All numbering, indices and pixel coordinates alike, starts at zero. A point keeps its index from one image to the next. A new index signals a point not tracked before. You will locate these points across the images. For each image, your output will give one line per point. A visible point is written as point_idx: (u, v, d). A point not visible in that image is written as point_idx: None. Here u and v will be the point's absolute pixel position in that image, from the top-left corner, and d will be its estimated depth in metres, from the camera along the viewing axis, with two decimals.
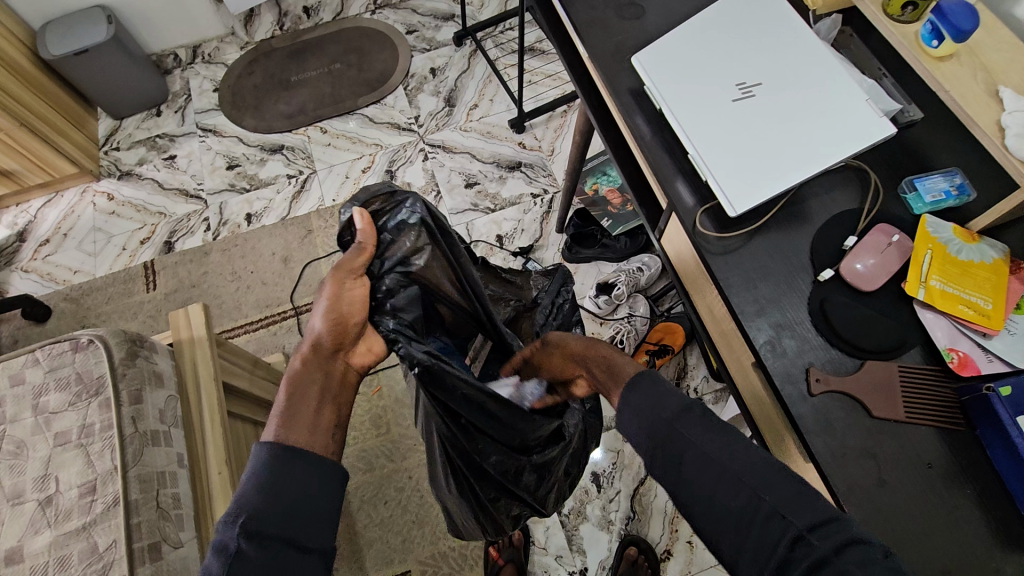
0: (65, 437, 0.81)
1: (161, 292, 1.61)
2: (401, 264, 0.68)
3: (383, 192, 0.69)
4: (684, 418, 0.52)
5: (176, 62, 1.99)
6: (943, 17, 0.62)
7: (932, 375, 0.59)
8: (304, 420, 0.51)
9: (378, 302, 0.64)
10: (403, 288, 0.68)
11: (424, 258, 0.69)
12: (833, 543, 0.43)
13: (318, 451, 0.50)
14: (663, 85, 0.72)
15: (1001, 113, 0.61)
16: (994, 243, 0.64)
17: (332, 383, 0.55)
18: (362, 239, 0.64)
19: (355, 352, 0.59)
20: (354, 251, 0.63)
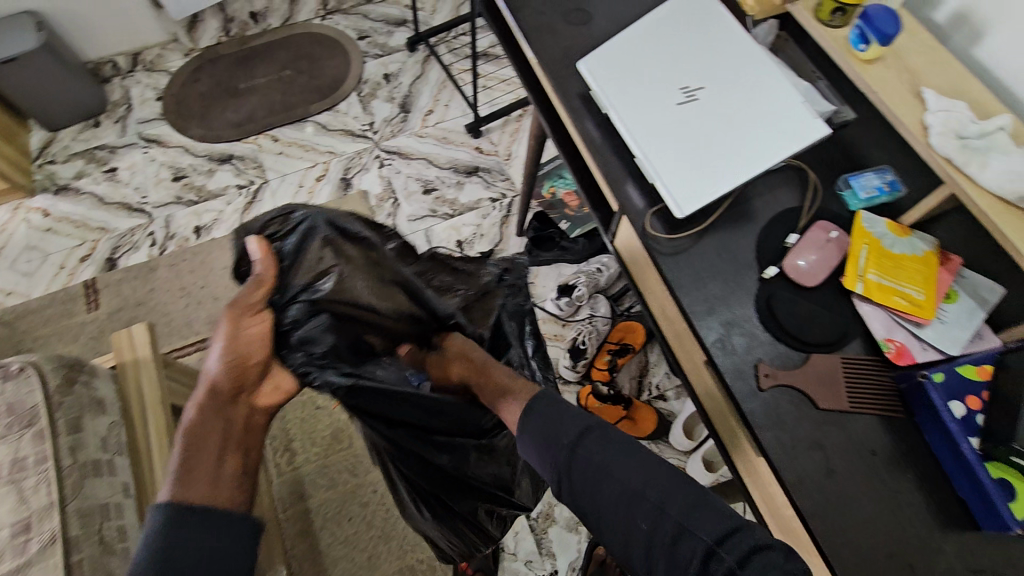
0: None
1: (104, 311, 1.53)
2: (304, 291, 0.63)
3: (276, 216, 0.63)
4: (583, 442, 0.56)
5: (115, 71, 1.90)
6: (870, 22, 0.65)
7: (873, 365, 0.61)
8: (204, 475, 0.49)
9: (285, 330, 0.61)
10: (312, 317, 0.62)
11: (333, 281, 0.65)
12: (738, 555, 0.46)
13: (220, 506, 0.48)
14: (610, 90, 0.73)
15: (925, 113, 0.64)
16: (924, 236, 0.67)
17: (234, 429, 0.53)
18: (259, 268, 0.59)
19: (258, 392, 0.57)
20: (250, 285, 0.58)
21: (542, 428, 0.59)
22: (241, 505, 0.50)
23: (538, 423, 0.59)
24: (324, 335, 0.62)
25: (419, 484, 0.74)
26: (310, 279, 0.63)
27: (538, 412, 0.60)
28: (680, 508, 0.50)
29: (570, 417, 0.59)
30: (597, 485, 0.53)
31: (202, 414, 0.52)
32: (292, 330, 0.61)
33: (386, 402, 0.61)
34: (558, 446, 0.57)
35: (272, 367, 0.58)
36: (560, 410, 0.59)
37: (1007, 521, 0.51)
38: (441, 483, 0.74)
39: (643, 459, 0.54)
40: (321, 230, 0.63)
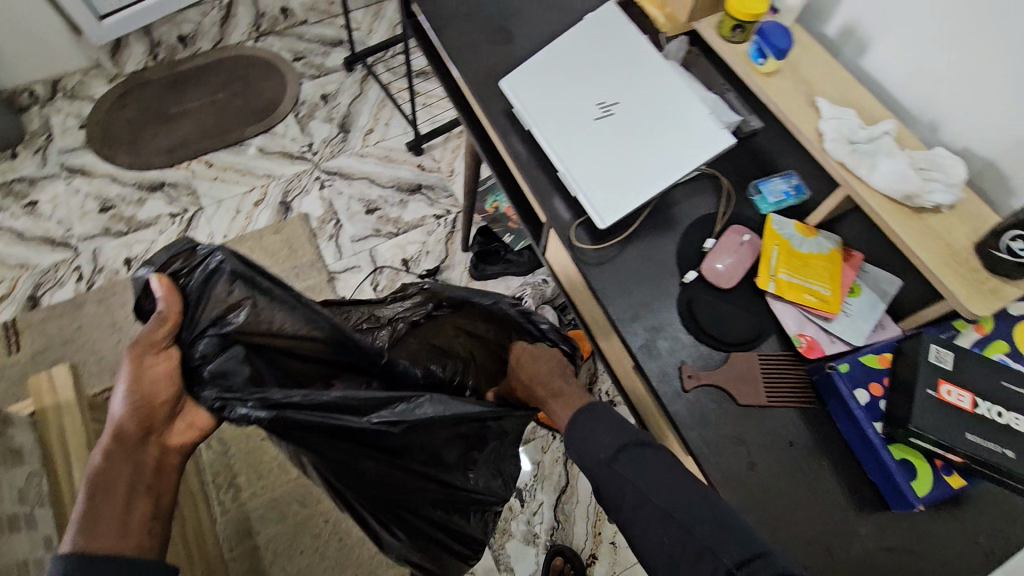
0: None
1: (27, 353, 1.45)
2: (214, 325, 0.56)
3: (182, 251, 0.58)
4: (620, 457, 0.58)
5: (32, 99, 1.81)
6: (765, 38, 0.69)
7: (787, 360, 0.65)
8: (109, 523, 0.46)
9: (194, 366, 0.55)
10: (225, 350, 0.56)
11: (243, 313, 0.57)
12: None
13: (129, 555, 0.46)
14: (531, 106, 0.75)
15: (819, 120, 0.68)
16: (828, 235, 0.71)
17: (144, 472, 0.50)
18: (161, 306, 0.55)
19: (170, 432, 0.53)
20: (152, 323, 0.54)
21: (582, 437, 0.61)
22: (152, 551, 0.48)
23: (583, 429, 0.62)
24: (238, 367, 0.55)
25: (391, 516, 0.63)
26: (219, 313, 0.57)
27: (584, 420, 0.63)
28: (703, 526, 0.52)
29: (614, 425, 0.61)
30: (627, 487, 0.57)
31: (105, 456, 0.49)
32: (202, 367, 0.55)
33: (328, 431, 0.53)
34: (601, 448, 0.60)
35: (184, 404, 0.55)
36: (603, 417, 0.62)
37: (910, 499, 0.54)
38: (414, 502, 0.66)
39: (676, 467, 0.57)
40: (224, 261, 0.57)
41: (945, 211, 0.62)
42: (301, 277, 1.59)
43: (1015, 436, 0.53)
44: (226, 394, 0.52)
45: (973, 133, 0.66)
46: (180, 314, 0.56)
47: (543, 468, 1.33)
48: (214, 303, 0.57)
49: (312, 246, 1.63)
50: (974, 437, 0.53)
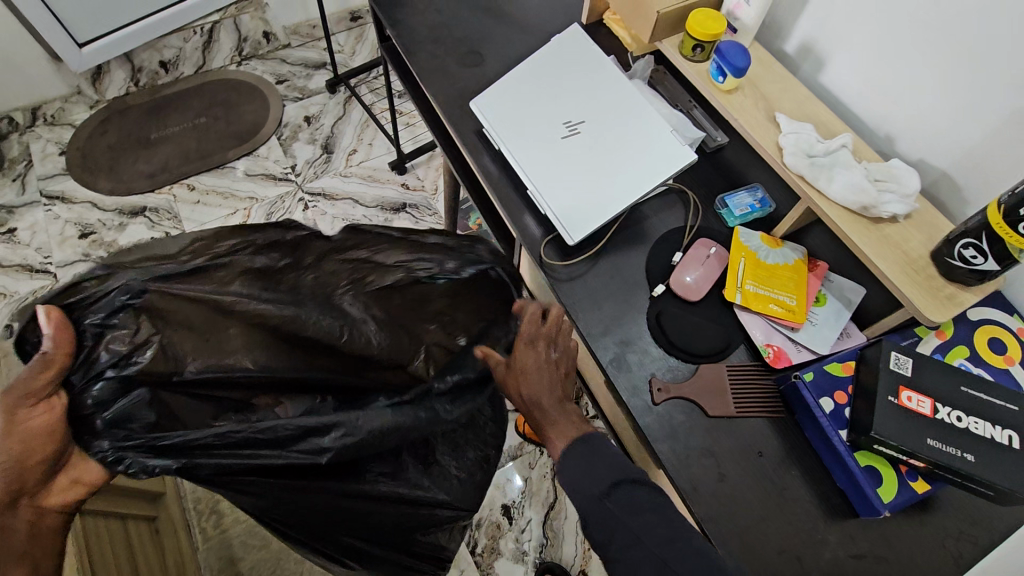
0: None
1: None
2: (111, 367, 0.51)
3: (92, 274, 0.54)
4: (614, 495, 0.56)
5: (12, 127, 1.82)
6: (723, 57, 0.71)
7: (755, 370, 0.65)
8: None
9: (85, 415, 0.49)
10: (124, 395, 0.50)
11: (150, 354, 0.52)
12: None
13: None
14: (499, 126, 0.77)
15: (779, 135, 0.70)
16: (794, 246, 0.73)
17: (16, 538, 0.43)
18: (47, 346, 0.48)
19: (49, 488, 0.46)
20: (32, 368, 0.47)
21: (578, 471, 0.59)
22: None
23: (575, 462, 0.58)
24: (144, 412, 0.50)
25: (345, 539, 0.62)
26: (124, 353, 0.52)
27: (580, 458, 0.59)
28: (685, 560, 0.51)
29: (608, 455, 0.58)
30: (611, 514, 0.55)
31: None
32: (95, 413, 0.49)
33: (253, 469, 0.51)
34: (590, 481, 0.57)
35: (69, 454, 0.48)
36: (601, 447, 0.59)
37: (875, 505, 0.55)
38: (376, 528, 0.63)
39: (645, 481, 0.57)
40: (122, 295, 0.53)
41: (901, 221, 0.64)
42: None
43: (975, 440, 0.54)
44: (122, 445, 0.47)
45: (928, 145, 0.68)
46: (67, 355, 0.49)
47: (531, 484, 1.33)
48: (118, 343, 0.52)
49: None
50: (935, 442, 0.54)
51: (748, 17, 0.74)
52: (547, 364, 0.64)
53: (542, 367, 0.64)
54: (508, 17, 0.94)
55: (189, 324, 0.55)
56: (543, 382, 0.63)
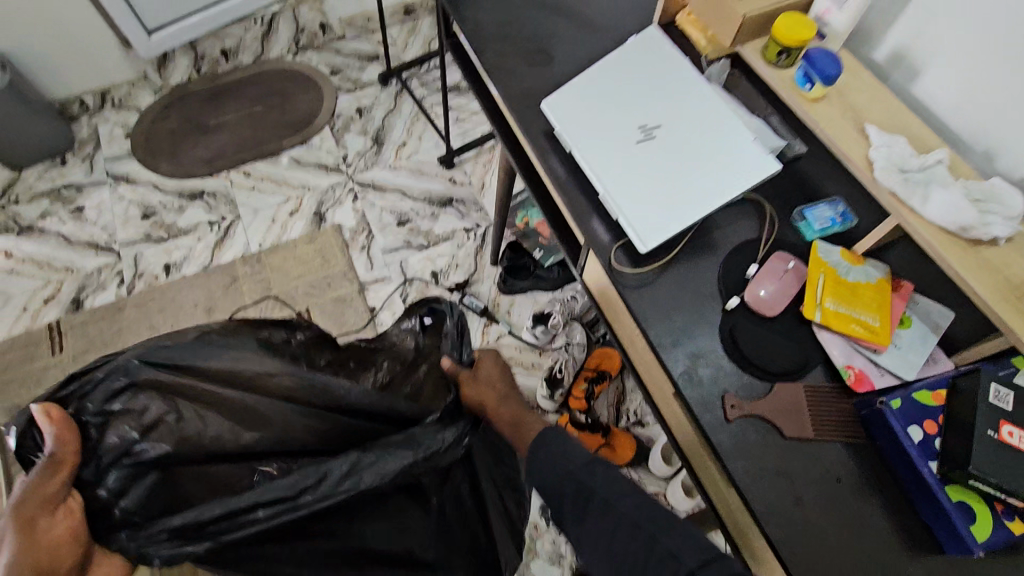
0: None
1: (69, 355, 1.50)
2: (126, 456, 0.59)
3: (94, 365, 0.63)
4: None
5: (82, 109, 1.90)
6: (812, 64, 0.68)
7: (834, 392, 0.64)
8: None
9: (104, 508, 0.56)
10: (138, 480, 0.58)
11: (164, 446, 0.60)
12: None
13: None
14: (571, 128, 0.75)
15: (869, 148, 0.67)
16: (876, 264, 0.70)
17: None
18: (52, 448, 0.54)
19: None
20: (45, 473, 0.53)
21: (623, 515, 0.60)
22: None
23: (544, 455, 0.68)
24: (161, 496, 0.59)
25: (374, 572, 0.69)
26: (132, 442, 0.59)
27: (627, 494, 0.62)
28: None
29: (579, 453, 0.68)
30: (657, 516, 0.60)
31: None
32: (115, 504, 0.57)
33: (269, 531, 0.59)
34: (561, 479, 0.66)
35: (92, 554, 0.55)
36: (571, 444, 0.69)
37: (968, 543, 0.53)
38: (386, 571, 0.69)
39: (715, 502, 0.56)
40: (116, 381, 0.60)
41: (1001, 244, 0.61)
42: (331, 286, 1.60)
43: None
44: (142, 544, 0.55)
45: None
46: (73, 456, 0.56)
47: None
48: (126, 430, 0.60)
49: (344, 257, 1.65)
50: None
51: (839, 22, 0.70)
52: (492, 377, 0.83)
53: (492, 378, 0.82)
54: (578, 15, 0.92)
55: (203, 405, 0.63)
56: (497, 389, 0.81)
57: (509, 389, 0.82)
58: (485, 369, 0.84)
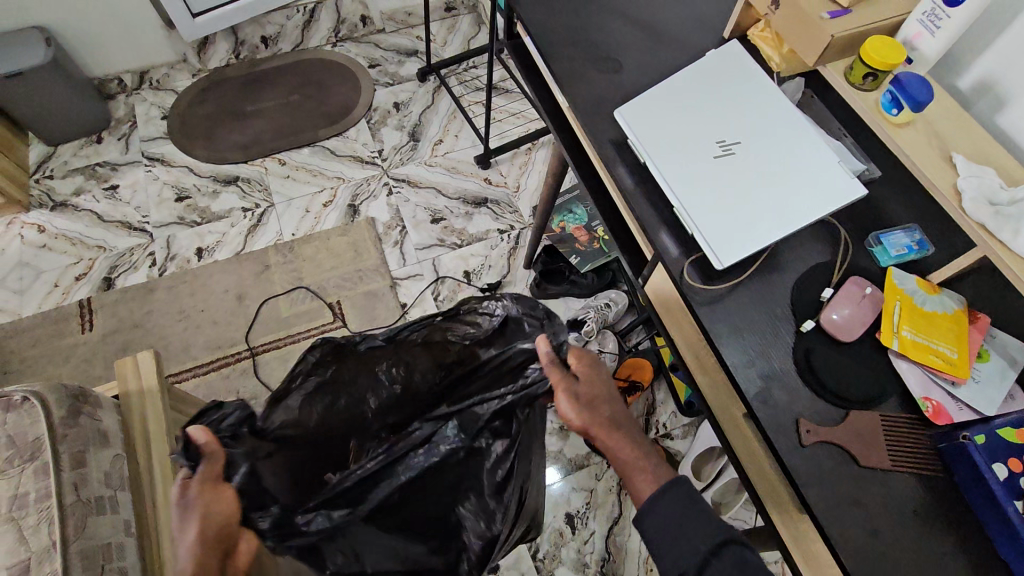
0: (23, 500, 0.79)
1: (98, 333, 1.50)
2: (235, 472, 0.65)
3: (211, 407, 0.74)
4: None
5: (120, 88, 1.89)
6: (902, 88, 0.67)
7: (910, 423, 0.63)
8: None
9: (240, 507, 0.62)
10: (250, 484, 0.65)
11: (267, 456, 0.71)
12: None
13: None
14: (646, 138, 0.74)
15: (956, 177, 0.66)
16: (952, 294, 0.69)
17: None
18: (202, 444, 0.63)
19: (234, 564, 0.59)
20: (205, 464, 0.63)
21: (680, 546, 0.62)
22: None
23: (669, 517, 0.63)
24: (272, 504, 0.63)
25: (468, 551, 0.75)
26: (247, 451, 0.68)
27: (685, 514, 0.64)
28: None
29: (706, 522, 0.62)
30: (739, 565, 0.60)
31: None
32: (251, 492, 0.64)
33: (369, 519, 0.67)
34: (688, 551, 0.62)
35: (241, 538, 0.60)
36: (697, 510, 0.64)
37: None
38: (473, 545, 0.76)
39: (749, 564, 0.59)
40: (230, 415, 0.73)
41: None
42: (363, 280, 1.60)
43: None
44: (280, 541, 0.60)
45: None
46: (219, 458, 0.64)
47: (596, 496, 1.32)
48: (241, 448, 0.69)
49: (378, 251, 1.64)
50: None
51: (930, 48, 0.69)
52: (593, 397, 0.71)
53: (596, 400, 0.71)
54: (648, 24, 0.92)
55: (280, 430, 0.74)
56: (604, 413, 0.70)
57: (615, 408, 0.72)
58: (584, 385, 0.71)
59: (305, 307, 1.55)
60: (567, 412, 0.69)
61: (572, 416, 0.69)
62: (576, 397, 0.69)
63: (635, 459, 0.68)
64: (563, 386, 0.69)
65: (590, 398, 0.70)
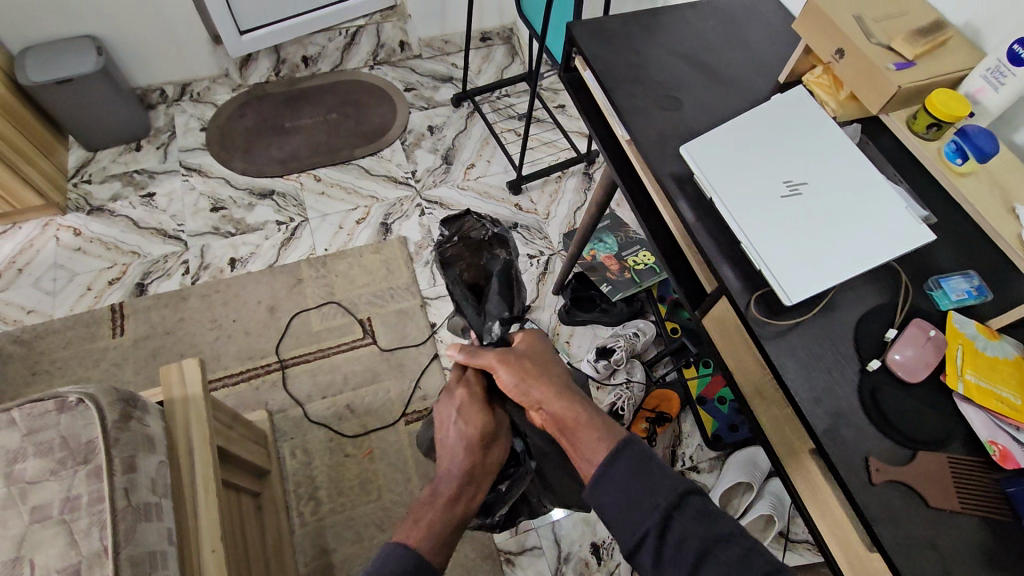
0: (76, 502, 0.79)
1: (129, 338, 1.50)
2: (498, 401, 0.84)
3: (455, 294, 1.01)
4: None
5: (162, 99, 1.94)
6: (968, 139, 0.71)
7: (978, 467, 0.63)
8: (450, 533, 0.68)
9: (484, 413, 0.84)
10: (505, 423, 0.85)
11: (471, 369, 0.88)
12: None
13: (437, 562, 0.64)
14: (714, 175, 0.78)
15: (1019, 228, 0.68)
16: (1011, 340, 0.70)
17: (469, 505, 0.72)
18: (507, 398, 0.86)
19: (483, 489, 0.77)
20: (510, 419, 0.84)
21: (639, 496, 0.62)
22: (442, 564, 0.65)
23: (624, 476, 0.64)
24: None
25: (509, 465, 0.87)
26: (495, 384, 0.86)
27: (641, 467, 0.64)
28: None
29: (664, 479, 0.63)
30: (715, 515, 0.61)
31: (479, 481, 0.74)
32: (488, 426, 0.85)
33: None
34: (648, 510, 0.61)
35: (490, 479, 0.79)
36: (652, 466, 0.64)
37: None
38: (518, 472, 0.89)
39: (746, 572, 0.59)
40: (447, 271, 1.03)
41: None
42: (394, 297, 1.61)
43: None
44: None
45: None
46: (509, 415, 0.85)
47: None
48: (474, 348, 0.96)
49: (409, 270, 1.66)
50: None
51: (992, 102, 0.72)
52: (539, 371, 0.77)
53: (538, 370, 0.77)
54: (707, 66, 0.95)
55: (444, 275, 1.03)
56: (547, 381, 0.75)
57: (560, 378, 0.77)
58: (526, 359, 0.79)
59: (336, 322, 1.56)
60: (504, 378, 0.77)
61: (508, 379, 0.76)
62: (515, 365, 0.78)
63: (588, 424, 0.70)
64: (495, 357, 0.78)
65: (529, 365, 0.77)
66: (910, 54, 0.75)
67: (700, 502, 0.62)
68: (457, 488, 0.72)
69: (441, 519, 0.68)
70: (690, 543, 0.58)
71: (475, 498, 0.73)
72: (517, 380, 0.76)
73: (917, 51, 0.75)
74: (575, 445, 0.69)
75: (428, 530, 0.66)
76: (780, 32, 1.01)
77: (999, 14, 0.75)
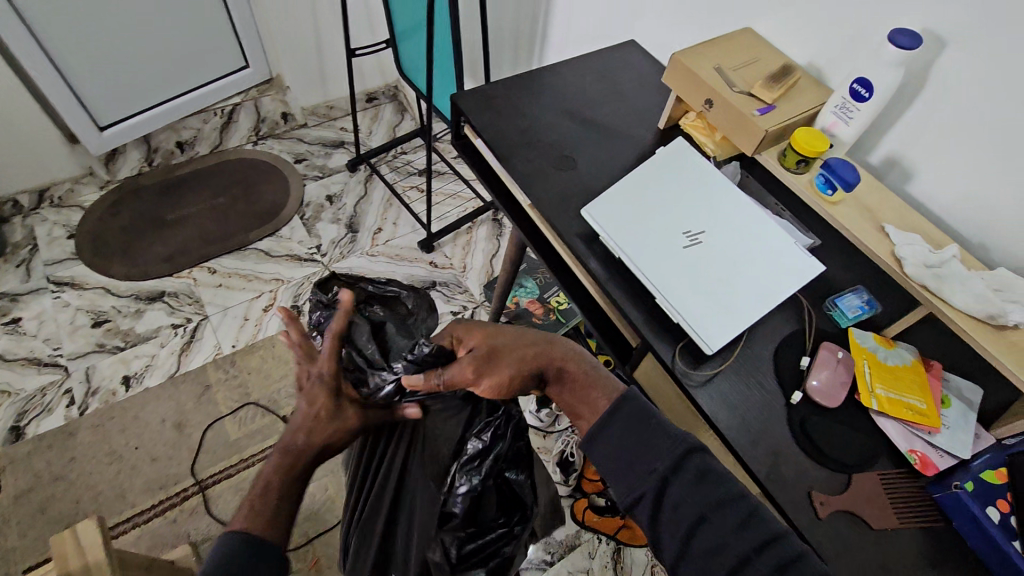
0: None
1: (9, 495, 1.30)
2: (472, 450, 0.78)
3: None
4: None
5: (16, 210, 1.73)
6: (833, 171, 0.77)
7: (905, 479, 0.67)
8: (263, 517, 0.59)
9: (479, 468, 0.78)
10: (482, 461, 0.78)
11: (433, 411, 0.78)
12: None
13: (258, 534, 0.58)
14: (618, 235, 0.79)
15: (892, 245, 0.74)
16: (906, 347, 0.75)
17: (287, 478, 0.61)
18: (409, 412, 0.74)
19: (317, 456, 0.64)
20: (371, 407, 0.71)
21: (638, 447, 0.61)
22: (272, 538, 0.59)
23: (620, 434, 0.63)
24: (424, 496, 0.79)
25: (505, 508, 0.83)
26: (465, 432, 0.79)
27: (636, 420, 0.63)
28: None
29: (664, 438, 0.60)
30: (715, 477, 0.57)
31: (297, 456, 0.62)
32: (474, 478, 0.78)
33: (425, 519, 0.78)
34: (645, 473, 0.59)
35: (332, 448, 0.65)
36: (651, 422, 0.62)
37: None
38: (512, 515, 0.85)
39: None
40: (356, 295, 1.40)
41: None
42: None
43: None
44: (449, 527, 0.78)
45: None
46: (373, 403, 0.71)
47: None
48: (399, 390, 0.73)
49: None
50: None
51: (846, 134, 0.79)
52: (510, 352, 0.72)
53: (508, 351, 0.73)
54: (592, 122, 0.98)
55: None
56: (525, 355, 0.72)
57: (535, 340, 0.74)
58: (491, 349, 0.73)
59: (256, 425, 1.44)
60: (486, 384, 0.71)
61: (490, 384, 0.71)
62: (488, 360, 0.72)
63: (583, 379, 0.71)
64: (459, 364, 0.71)
65: (503, 354, 0.72)
66: (770, 99, 0.81)
67: (701, 462, 0.58)
68: (273, 463, 0.62)
69: (259, 500, 0.60)
70: (687, 509, 0.56)
71: (289, 476, 0.61)
72: (489, 379, 0.71)
73: (775, 96, 0.81)
74: (581, 409, 0.70)
75: (254, 512, 0.59)
76: (652, 81, 1.06)
77: (835, 55, 0.84)
